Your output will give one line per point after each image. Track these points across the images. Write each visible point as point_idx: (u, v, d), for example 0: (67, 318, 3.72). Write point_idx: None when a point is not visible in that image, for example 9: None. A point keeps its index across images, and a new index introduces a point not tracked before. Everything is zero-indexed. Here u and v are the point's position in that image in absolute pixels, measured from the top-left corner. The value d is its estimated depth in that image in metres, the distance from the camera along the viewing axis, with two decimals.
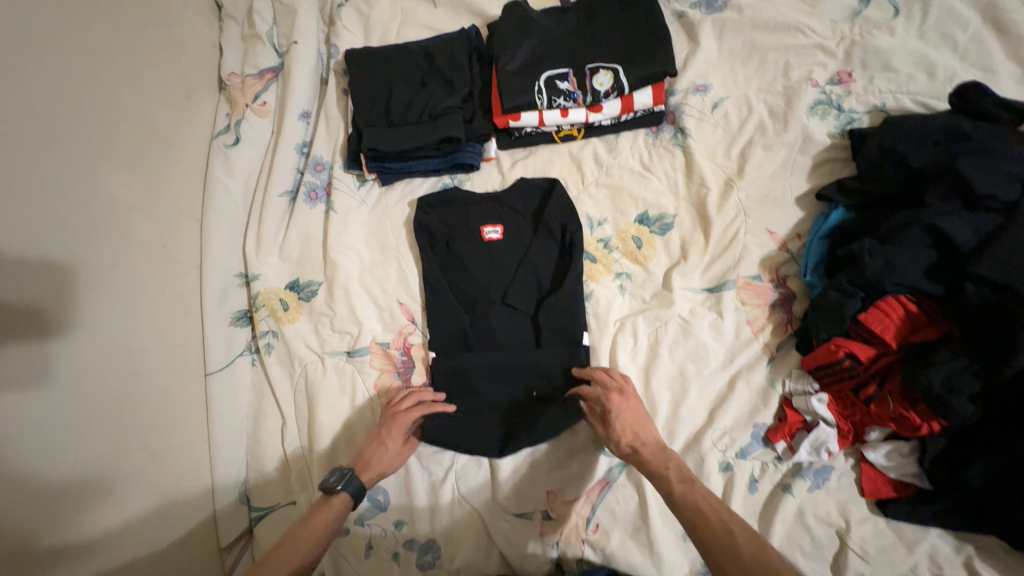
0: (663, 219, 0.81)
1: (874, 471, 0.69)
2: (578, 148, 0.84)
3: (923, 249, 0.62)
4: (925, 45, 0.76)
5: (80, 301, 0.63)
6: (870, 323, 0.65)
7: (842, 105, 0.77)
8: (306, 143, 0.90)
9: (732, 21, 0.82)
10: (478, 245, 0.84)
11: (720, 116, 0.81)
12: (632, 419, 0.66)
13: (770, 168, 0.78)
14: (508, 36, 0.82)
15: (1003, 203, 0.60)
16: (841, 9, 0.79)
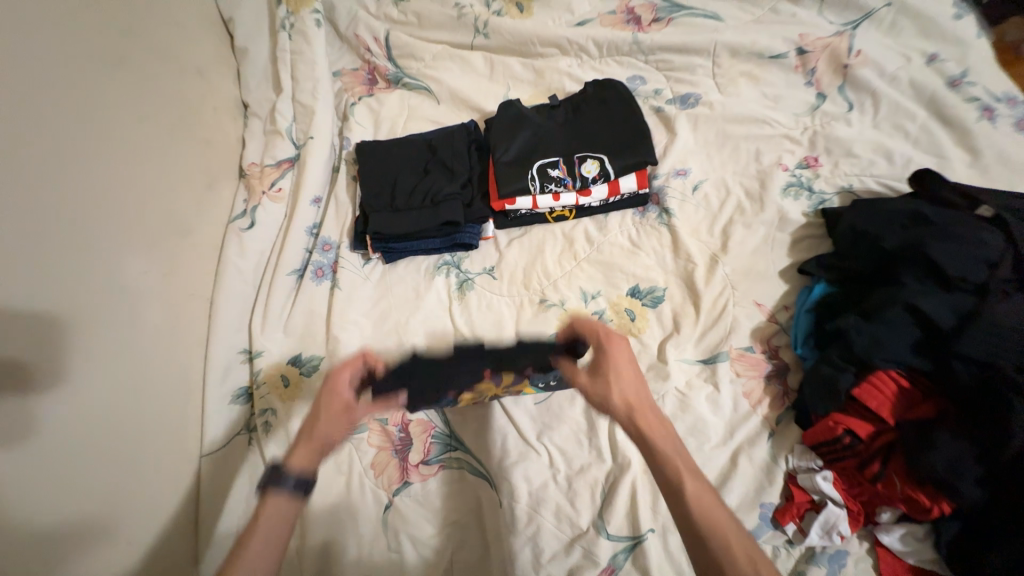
0: (653, 292, 0.85)
1: (891, 557, 0.65)
2: (571, 228, 0.90)
3: (907, 327, 0.64)
4: (881, 134, 0.84)
5: (87, 387, 0.65)
6: (865, 399, 0.66)
7: (812, 187, 0.84)
8: (316, 225, 0.96)
9: (705, 114, 0.91)
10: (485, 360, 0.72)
11: (700, 197, 0.87)
12: (621, 370, 0.61)
13: (751, 244, 0.83)
14: (504, 129, 0.91)
15: (974, 284, 0.62)
16: (802, 104, 0.88)
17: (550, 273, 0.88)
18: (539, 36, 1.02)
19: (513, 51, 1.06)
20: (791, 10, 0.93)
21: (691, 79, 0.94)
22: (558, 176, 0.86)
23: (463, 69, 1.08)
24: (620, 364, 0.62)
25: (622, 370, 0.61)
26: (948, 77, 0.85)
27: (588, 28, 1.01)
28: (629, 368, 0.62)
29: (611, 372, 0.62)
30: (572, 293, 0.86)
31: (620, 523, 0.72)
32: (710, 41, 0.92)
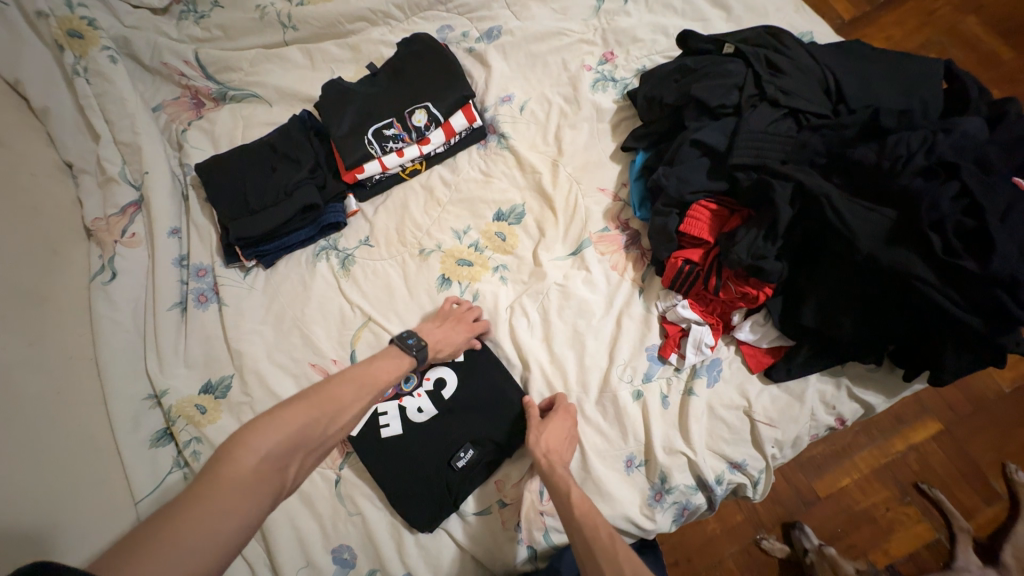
0: (515, 210, 0.93)
1: (752, 348, 0.78)
2: (426, 179, 0.96)
3: (698, 160, 0.76)
4: (656, 16, 0.95)
5: None
6: (689, 230, 0.77)
7: (615, 77, 0.94)
8: (183, 256, 0.95)
9: (510, 42, 0.98)
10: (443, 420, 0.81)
11: (529, 115, 0.96)
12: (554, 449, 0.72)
13: (582, 141, 0.93)
14: (332, 108, 0.94)
15: (732, 107, 0.75)
16: (587, 9, 0.98)
17: (421, 225, 0.94)
18: (344, 14, 1.06)
19: (326, 36, 1.08)
20: None
21: (491, 14, 1.01)
22: (394, 133, 0.92)
23: (284, 66, 1.09)
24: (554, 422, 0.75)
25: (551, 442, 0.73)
26: None
27: None
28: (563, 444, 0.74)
29: (542, 447, 0.72)
30: (446, 235, 0.92)
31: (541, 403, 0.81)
32: None
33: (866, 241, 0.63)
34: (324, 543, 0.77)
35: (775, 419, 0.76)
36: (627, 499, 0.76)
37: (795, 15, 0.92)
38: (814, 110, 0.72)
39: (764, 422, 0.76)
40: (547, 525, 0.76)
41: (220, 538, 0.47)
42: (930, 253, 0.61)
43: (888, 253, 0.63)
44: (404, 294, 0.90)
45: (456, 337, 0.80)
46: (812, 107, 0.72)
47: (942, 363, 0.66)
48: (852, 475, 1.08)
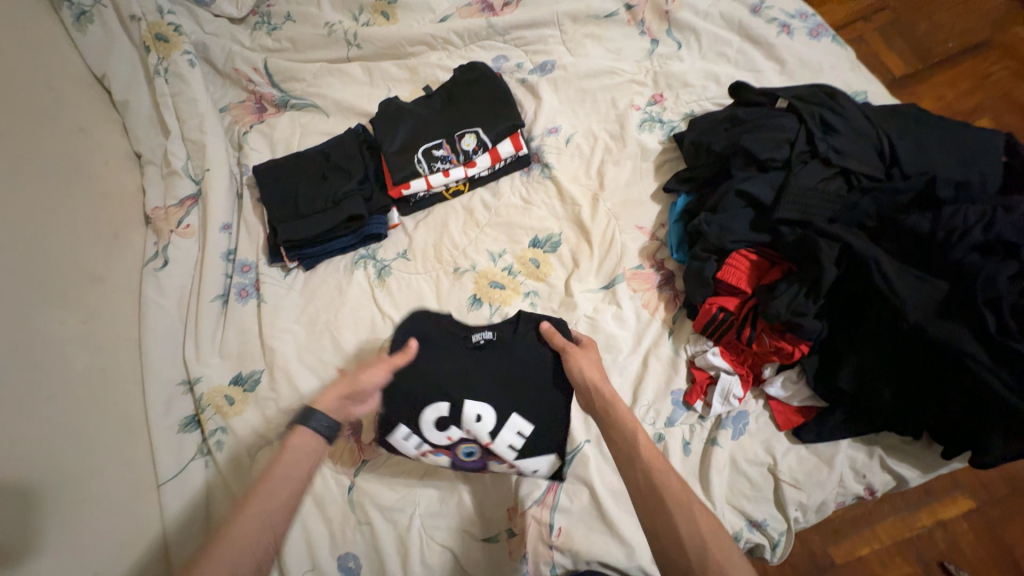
0: (551, 238, 0.94)
1: (782, 405, 0.76)
2: (468, 200, 0.99)
3: (742, 210, 0.76)
4: (708, 63, 0.97)
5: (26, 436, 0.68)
6: (727, 278, 0.77)
7: (662, 119, 0.96)
8: (231, 251, 1.00)
9: (562, 76, 1.01)
10: (465, 354, 0.75)
11: (574, 148, 0.98)
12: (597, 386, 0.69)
13: (624, 178, 0.94)
14: (386, 125, 0.98)
15: (782, 161, 0.75)
16: (640, 51, 1.01)
17: (458, 244, 0.96)
18: (406, 38, 1.11)
19: (386, 56, 1.14)
20: None
21: (546, 49, 1.05)
22: (442, 154, 0.96)
23: (345, 81, 1.15)
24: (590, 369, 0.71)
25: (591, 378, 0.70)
26: (751, 7, 0.99)
27: (448, 23, 1.10)
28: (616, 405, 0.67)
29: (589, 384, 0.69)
30: (481, 256, 0.94)
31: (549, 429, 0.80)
32: (552, 14, 1.04)
33: (915, 310, 0.62)
34: (331, 549, 0.78)
35: (801, 481, 0.74)
36: (638, 543, 0.75)
37: (850, 74, 0.92)
38: (867, 171, 0.72)
39: (789, 483, 0.74)
40: (556, 560, 0.75)
41: (240, 570, 0.57)
42: (984, 332, 0.60)
43: (936, 325, 0.62)
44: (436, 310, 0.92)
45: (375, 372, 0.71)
46: (864, 167, 0.72)
47: (984, 446, 0.63)
48: (873, 545, 1.02)
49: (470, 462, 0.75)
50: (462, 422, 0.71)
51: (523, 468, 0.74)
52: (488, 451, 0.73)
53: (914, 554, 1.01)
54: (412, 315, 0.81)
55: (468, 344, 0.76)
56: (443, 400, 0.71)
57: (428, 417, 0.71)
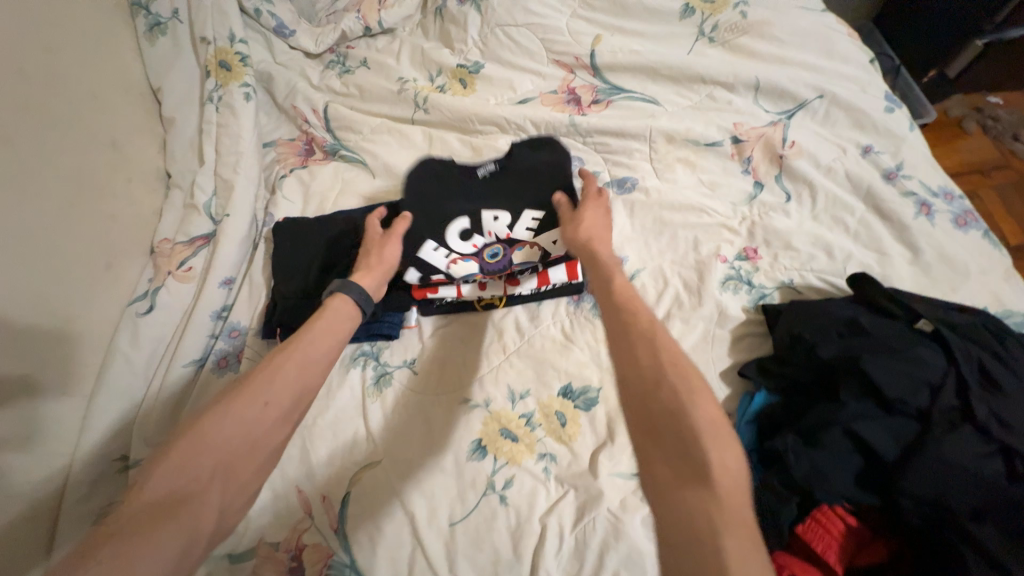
0: (587, 392, 0.77)
1: None
2: (499, 319, 0.84)
3: (849, 454, 0.57)
4: (820, 227, 0.81)
5: None
6: (811, 540, 0.57)
7: (751, 281, 0.79)
8: (224, 309, 0.89)
9: (641, 201, 0.87)
10: (478, 191, 0.85)
11: (637, 288, 0.82)
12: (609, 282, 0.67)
13: (690, 342, 0.76)
14: (444, 194, 0.84)
15: (916, 408, 0.57)
16: (739, 193, 0.85)
17: (477, 369, 0.81)
18: (478, 114, 1.01)
19: (453, 127, 1.04)
20: (725, 99, 0.93)
21: (629, 162, 0.92)
22: (509, 218, 0.83)
23: (402, 142, 1.05)
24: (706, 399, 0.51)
25: (589, 226, 0.76)
26: (884, 172, 0.83)
27: (527, 109, 0.99)
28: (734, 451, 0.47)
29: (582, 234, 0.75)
30: (498, 391, 0.78)
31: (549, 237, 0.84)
32: (645, 127, 0.91)
33: None
34: None
35: None
36: None
37: (1004, 285, 0.73)
38: None
39: None
40: None
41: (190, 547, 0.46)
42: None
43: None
44: (429, 445, 0.76)
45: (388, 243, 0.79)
46: None
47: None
48: None
49: (497, 266, 0.84)
50: (483, 228, 0.84)
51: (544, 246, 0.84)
52: (512, 243, 0.85)
53: None
54: (416, 168, 0.85)
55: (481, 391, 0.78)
56: (464, 215, 0.83)
57: (452, 227, 0.83)
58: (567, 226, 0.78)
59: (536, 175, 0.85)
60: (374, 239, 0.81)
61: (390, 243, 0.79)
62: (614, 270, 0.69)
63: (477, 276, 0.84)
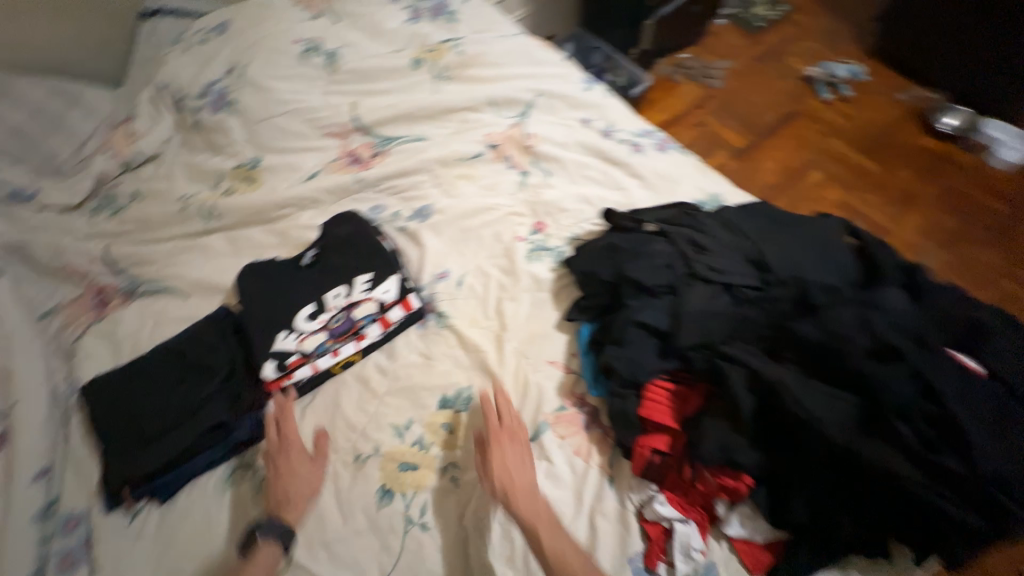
0: (461, 393, 0.84)
1: (751, 545, 0.67)
2: (361, 369, 0.87)
3: (645, 340, 0.73)
4: (578, 186, 1.01)
5: None
6: (650, 415, 0.70)
7: (548, 246, 0.95)
8: (51, 503, 0.76)
9: (442, 220, 1.00)
10: (305, 272, 0.91)
11: (467, 290, 0.93)
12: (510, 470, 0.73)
13: (523, 313, 0.90)
14: (281, 286, 0.89)
15: (668, 287, 0.75)
16: (513, 184, 1.02)
17: (355, 424, 0.82)
18: (271, 202, 1.05)
19: (251, 221, 1.05)
20: (474, 118, 1.12)
21: (421, 193, 1.04)
22: (347, 286, 0.88)
23: (205, 254, 1.03)
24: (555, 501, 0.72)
25: (506, 466, 0.73)
26: (602, 131, 1.08)
27: (317, 182, 1.06)
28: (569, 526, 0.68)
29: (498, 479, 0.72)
30: (385, 434, 0.81)
31: (382, 287, 0.89)
32: (421, 161, 1.05)
33: (838, 433, 0.59)
34: None
35: None
36: None
37: (702, 178, 1.00)
38: (746, 283, 0.72)
39: None
40: None
41: None
42: (892, 460, 0.57)
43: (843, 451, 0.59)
44: (338, 519, 0.75)
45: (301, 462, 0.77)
46: (744, 280, 0.72)
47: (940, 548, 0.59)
48: None
49: (346, 330, 0.87)
50: (325, 304, 0.88)
51: (380, 295, 0.88)
52: (353, 305, 0.88)
53: None
54: (244, 271, 0.92)
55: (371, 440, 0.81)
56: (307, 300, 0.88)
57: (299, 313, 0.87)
58: (488, 466, 0.73)
59: (350, 239, 0.93)
60: (281, 455, 0.78)
61: (300, 458, 0.77)
62: (522, 464, 0.74)
63: (327, 342, 0.86)
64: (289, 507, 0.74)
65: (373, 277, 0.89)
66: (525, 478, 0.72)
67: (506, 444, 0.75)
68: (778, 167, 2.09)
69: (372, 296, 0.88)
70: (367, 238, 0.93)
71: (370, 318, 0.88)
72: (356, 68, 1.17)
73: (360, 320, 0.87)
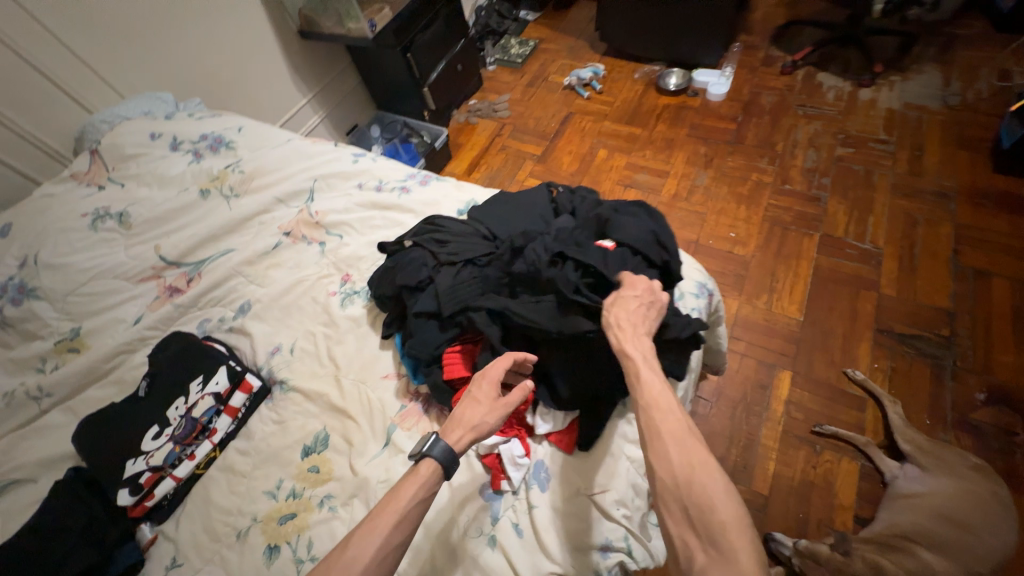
0: (319, 437, 0.96)
1: (560, 433, 0.86)
2: (224, 459, 0.96)
3: (427, 325, 0.93)
4: (368, 236, 1.23)
5: None
6: (452, 375, 0.88)
7: (357, 289, 1.14)
8: None
9: (262, 307, 1.14)
10: (142, 402, 0.99)
11: (301, 351, 1.07)
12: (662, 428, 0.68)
13: (353, 349, 1.05)
14: (119, 423, 0.96)
15: (428, 279, 0.96)
16: (315, 255, 1.22)
17: (229, 507, 0.90)
18: (100, 358, 1.11)
19: (85, 384, 1.11)
20: (269, 218, 1.32)
21: (239, 293, 1.19)
22: (183, 396, 0.98)
23: (44, 433, 1.05)
24: (648, 358, 0.73)
25: (672, 434, 0.67)
26: (375, 188, 1.32)
27: (142, 322, 1.16)
28: (686, 468, 0.64)
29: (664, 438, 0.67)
30: (260, 501, 0.90)
31: (215, 383, 1.00)
32: (230, 268, 1.21)
33: (549, 323, 0.81)
34: None
35: (606, 484, 0.80)
36: None
37: (459, 192, 1.26)
38: (476, 254, 0.96)
39: (601, 493, 0.80)
40: None
41: None
42: (588, 310, 0.78)
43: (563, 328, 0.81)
44: None
45: (484, 410, 0.78)
46: (476, 253, 0.96)
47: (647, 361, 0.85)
48: (772, 458, 1.53)
49: (197, 432, 0.96)
50: (167, 420, 0.96)
51: (216, 388, 0.99)
52: (193, 410, 0.97)
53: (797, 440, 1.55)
54: (81, 428, 0.96)
55: (249, 512, 0.89)
56: (150, 424, 0.96)
57: (144, 437, 0.94)
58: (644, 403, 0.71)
59: (177, 355, 1.03)
60: (485, 390, 0.80)
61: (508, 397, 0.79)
62: (673, 411, 0.69)
63: (179, 451, 0.94)
64: (454, 431, 0.76)
65: (205, 378, 1.01)
66: (670, 413, 0.68)
67: (655, 403, 0.70)
68: (574, 158, 2.53)
69: (210, 394, 0.99)
70: (194, 348, 1.04)
71: (211, 413, 0.98)
72: (149, 217, 1.29)
73: (204, 419, 0.97)
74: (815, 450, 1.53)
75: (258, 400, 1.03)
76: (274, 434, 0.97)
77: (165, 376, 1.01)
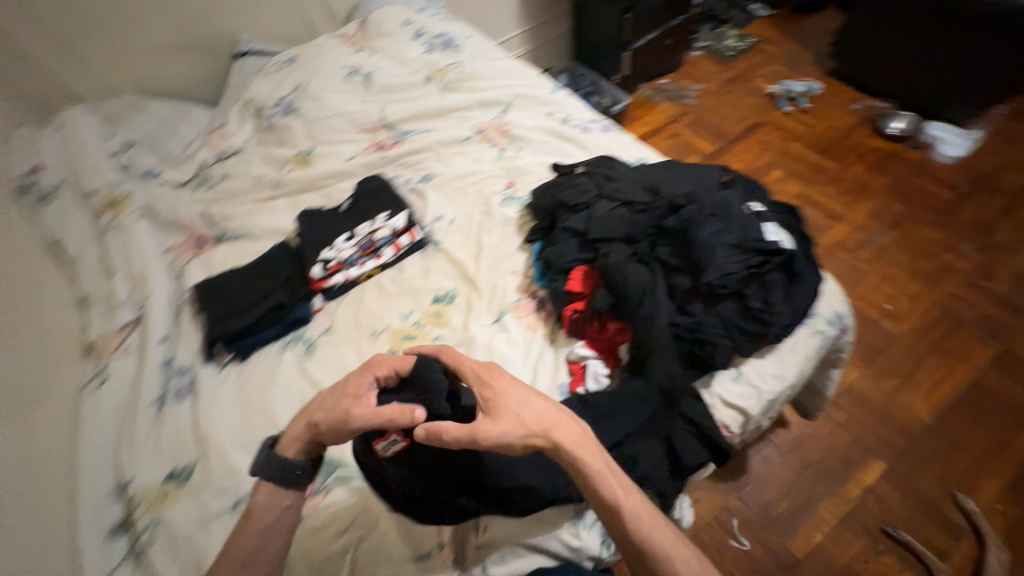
0: (449, 293, 1.17)
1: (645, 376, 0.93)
2: (379, 279, 1.23)
3: (569, 241, 1.07)
4: (541, 157, 1.38)
5: None
6: (573, 287, 1.02)
7: (517, 196, 1.30)
8: (167, 360, 1.12)
9: (441, 182, 1.38)
10: (342, 215, 1.29)
11: (458, 227, 1.29)
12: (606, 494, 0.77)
13: (497, 240, 1.23)
14: (325, 222, 1.28)
15: (584, 206, 1.09)
16: (493, 157, 1.41)
17: (374, 312, 1.16)
18: (320, 175, 1.45)
19: (305, 189, 1.46)
20: (467, 115, 1.54)
21: (426, 166, 1.44)
22: (370, 222, 1.27)
23: (272, 212, 1.43)
24: (586, 441, 0.79)
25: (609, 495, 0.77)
26: (561, 119, 1.45)
27: (354, 159, 1.47)
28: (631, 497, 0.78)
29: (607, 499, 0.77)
30: (394, 317, 1.15)
31: (393, 221, 1.27)
32: (426, 144, 1.46)
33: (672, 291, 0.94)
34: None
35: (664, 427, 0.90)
36: (552, 519, 0.88)
37: (634, 147, 1.34)
38: (635, 199, 1.06)
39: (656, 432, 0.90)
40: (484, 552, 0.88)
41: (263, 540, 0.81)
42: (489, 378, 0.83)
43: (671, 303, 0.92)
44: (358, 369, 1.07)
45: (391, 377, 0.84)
46: (634, 198, 1.06)
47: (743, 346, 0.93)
48: (822, 529, 1.45)
49: (369, 251, 1.24)
50: (354, 233, 1.26)
51: (394, 225, 1.26)
52: (373, 234, 1.25)
53: (857, 526, 1.44)
54: (304, 215, 1.30)
55: (384, 321, 1.14)
56: (343, 231, 1.26)
57: (337, 238, 1.25)
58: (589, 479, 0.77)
59: (374, 192, 1.32)
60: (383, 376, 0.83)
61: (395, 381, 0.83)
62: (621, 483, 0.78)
63: (355, 258, 1.23)
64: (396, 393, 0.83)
65: (388, 215, 1.27)
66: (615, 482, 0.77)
67: (608, 479, 0.77)
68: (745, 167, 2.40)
69: (387, 228, 1.26)
70: (387, 192, 1.32)
71: (385, 240, 1.26)
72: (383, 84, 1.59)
73: (377, 244, 1.25)
74: (875, 546, 1.41)
75: (415, 247, 1.27)
76: (418, 277, 1.21)
77: (363, 204, 1.30)
